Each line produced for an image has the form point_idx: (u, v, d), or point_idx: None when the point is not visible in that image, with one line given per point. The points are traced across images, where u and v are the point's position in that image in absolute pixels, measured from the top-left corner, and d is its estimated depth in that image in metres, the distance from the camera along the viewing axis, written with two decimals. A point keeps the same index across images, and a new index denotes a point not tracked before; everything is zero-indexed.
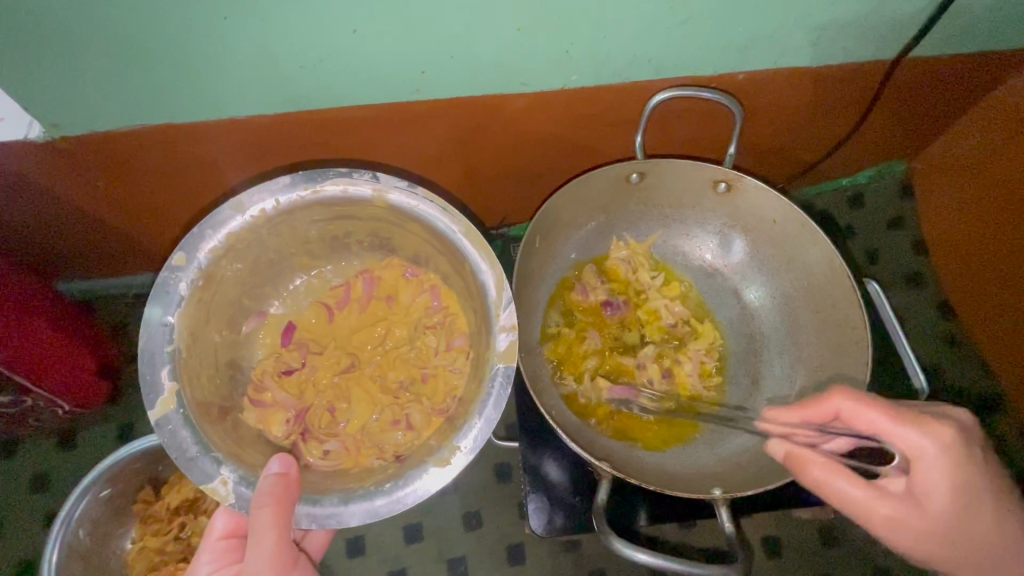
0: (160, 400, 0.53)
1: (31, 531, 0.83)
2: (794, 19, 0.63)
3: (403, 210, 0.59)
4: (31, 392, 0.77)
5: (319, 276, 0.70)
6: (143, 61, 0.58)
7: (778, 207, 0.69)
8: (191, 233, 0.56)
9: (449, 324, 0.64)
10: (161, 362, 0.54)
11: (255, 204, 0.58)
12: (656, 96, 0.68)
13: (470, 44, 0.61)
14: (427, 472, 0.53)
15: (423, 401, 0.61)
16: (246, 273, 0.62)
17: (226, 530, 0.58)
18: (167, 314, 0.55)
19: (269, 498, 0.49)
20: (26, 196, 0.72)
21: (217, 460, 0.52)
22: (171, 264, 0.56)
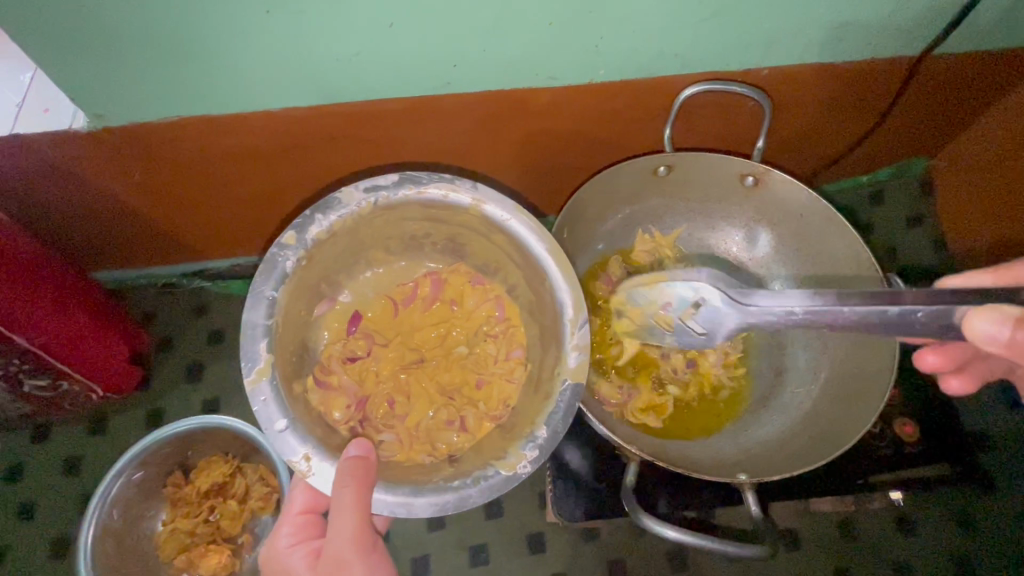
0: (256, 369, 0.54)
1: (63, 512, 0.85)
2: (821, 14, 0.64)
3: (495, 223, 0.59)
4: (65, 374, 0.79)
5: (387, 270, 0.70)
6: (184, 53, 0.60)
7: (806, 201, 0.70)
8: (304, 213, 0.57)
9: (509, 336, 0.65)
10: (261, 333, 0.55)
11: (367, 192, 0.59)
12: (688, 90, 0.70)
13: (500, 37, 0.62)
14: (494, 474, 0.55)
15: (478, 405, 0.63)
16: (334, 259, 0.63)
17: (306, 506, 0.58)
18: (269, 289, 0.56)
19: (349, 480, 0.50)
20: (67, 186, 0.75)
21: (303, 436, 0.54)
22: (282, 241, 0.57)
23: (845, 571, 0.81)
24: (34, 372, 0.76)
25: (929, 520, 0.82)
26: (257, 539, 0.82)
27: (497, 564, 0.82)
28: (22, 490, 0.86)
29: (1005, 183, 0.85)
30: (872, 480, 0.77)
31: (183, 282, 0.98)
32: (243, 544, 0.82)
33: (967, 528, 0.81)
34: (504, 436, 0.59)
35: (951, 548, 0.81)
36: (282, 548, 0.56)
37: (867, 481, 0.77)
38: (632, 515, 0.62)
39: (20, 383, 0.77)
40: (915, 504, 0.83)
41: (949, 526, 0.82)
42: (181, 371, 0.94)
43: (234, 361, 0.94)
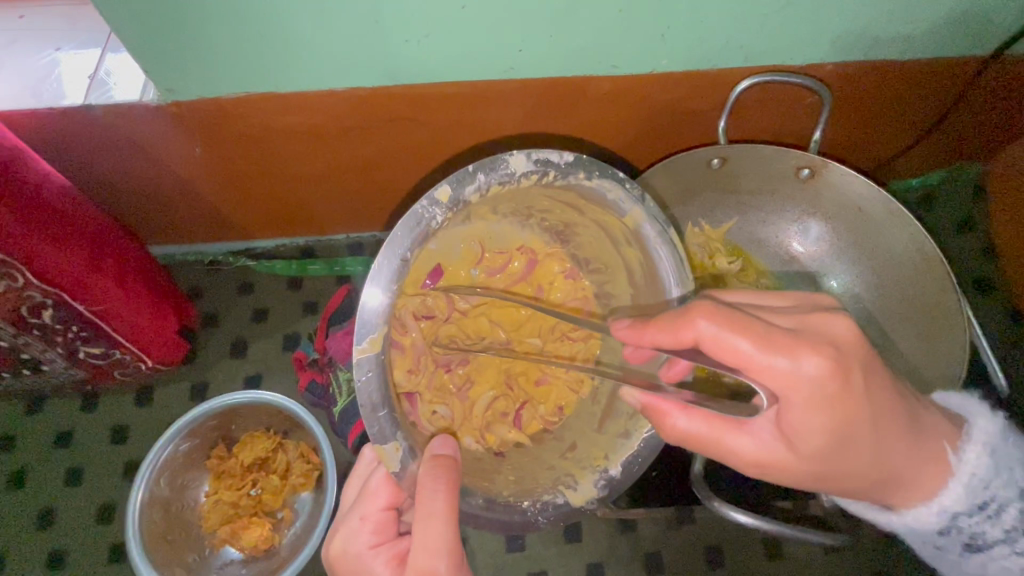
0: (369, 338, 0.50)
1: (110, 479, 0.87)
2: (893, 8, 0.64)
3: (643, 238, 0.59)
4: (119, 343, 0.81)
5: (481, 224, 0.62)
6: (260, 29, 0.61)
7: (867, 191, 0.70)
8: (463, 171, 0.53)
9: (586, 345, 0.69)
10: (387, 295, 0.51)
11: (536, 164, 0.54)
12: (740, 85, 0.69)
13: (570, 22, 0.63)
14: (562, 502, 0.60)
15: (536, 405, 0.68)
16: (461, 216, 0.56)
17: (387, 503, 0.51)
18: (406, 248, 0.51)
19: (441, 483, 0.49)
20: (131, 158, 0.76)
21: (395, 423, 0.52)
22: (434, 196, 0.52)
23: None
24: (90, 339, 0.78)
25: None
26: (297, 515, 0.83)
27: (535, 551, 0.83)
28: (71, 454, 0.88)
29: None
30: None
31: (229, 261, 0.99)
32: (284, 519, 0.83)
33: None
34: (562, 454, 0.65)
35: None
36: (359, 549, 0.50)
37: None
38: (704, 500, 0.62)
39: (77, 349, 0.79)
40: None
41: None
42: (225, 347, 0.95)
43: (278, 340, 0.96)
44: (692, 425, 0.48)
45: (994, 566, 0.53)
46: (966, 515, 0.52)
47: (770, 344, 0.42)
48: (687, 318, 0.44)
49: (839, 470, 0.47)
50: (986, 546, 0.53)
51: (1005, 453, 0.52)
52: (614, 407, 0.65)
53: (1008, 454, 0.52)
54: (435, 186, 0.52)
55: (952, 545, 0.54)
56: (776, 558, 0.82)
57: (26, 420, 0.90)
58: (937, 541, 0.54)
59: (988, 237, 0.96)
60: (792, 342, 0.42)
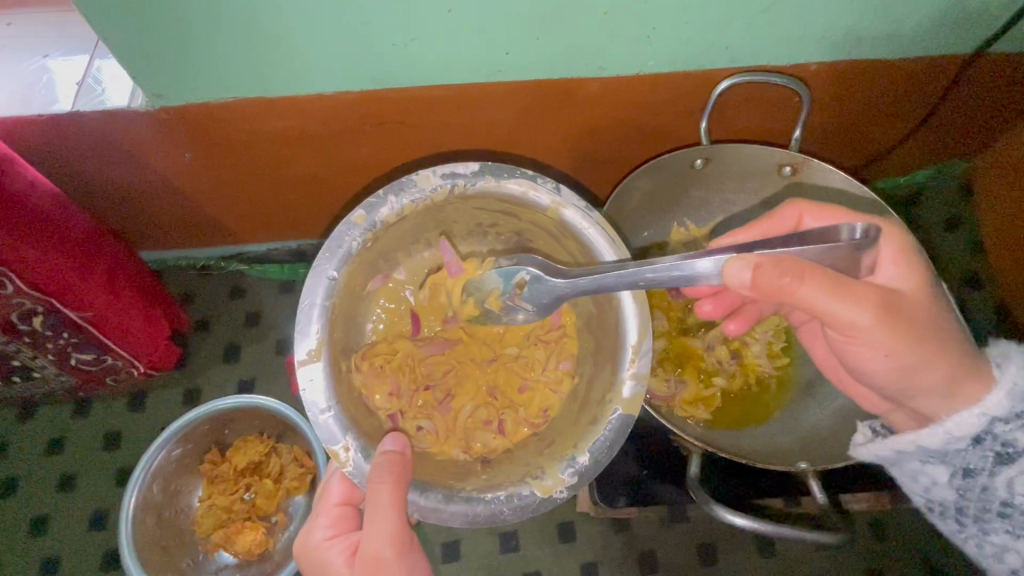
0: (309, 348, 0.53)
1: (103, 485, 0.87)
2: (875, 9, 0.64)
3: (573, 229, 0.57)
4: (111, 348, 0.81)
5: (446, 250, 0.67)
6: (248, 34, 0.61)
7: (847, 189, 0.70)
8: (378, 192, 0.55)
9: (562, 345, 0.65)
10: (316, 314, 0.53)
11: (444, 178, 0.56)
12: (722, 85, 0.70)
13: (556, 25, 0.63)
14: (528, 494, 0.55)
15: (518, 410, 0.63)
16: (396, 238, 0.60)
17: (343, 497, 0.55)
18: (332, 268, 0.54)
19: (387, 475, 0.49)
20: (121, 164, 0.76)
21: (344, 424, 0.52)
22: (350, 220, 0.55)
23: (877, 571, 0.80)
24: (81, 345, 0.78)
25: None
26: (291, 519, 0.83)
27: (528, 551, 0.83)
28: (63, 461, 0.88)
29: None
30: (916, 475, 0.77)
31: (222, 265, 0.99)
32: (278, 523, 0.83)
33: None
34: (540, 450, 0.59)
35: None
36: (318, 540, 0.54)
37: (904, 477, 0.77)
38: (703, 505, 0.62)
39: (67, 355, 0.79)
40: None
41: None
42: (219, 351, 0.95)
43: (271, 344, 0.96)
44: (815, 290, 0.45)
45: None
46: (1003, 422, 0.52)
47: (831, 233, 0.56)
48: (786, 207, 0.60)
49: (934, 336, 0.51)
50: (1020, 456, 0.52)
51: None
52: (588, 397, 0.60)
53: None
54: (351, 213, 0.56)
55: (983, 463, 0.53)
56: (771, 555, 0.82)
57: (18, 428, 0.90)
58: (968, 456, 0.54)
59: (976, 234, 0.97)
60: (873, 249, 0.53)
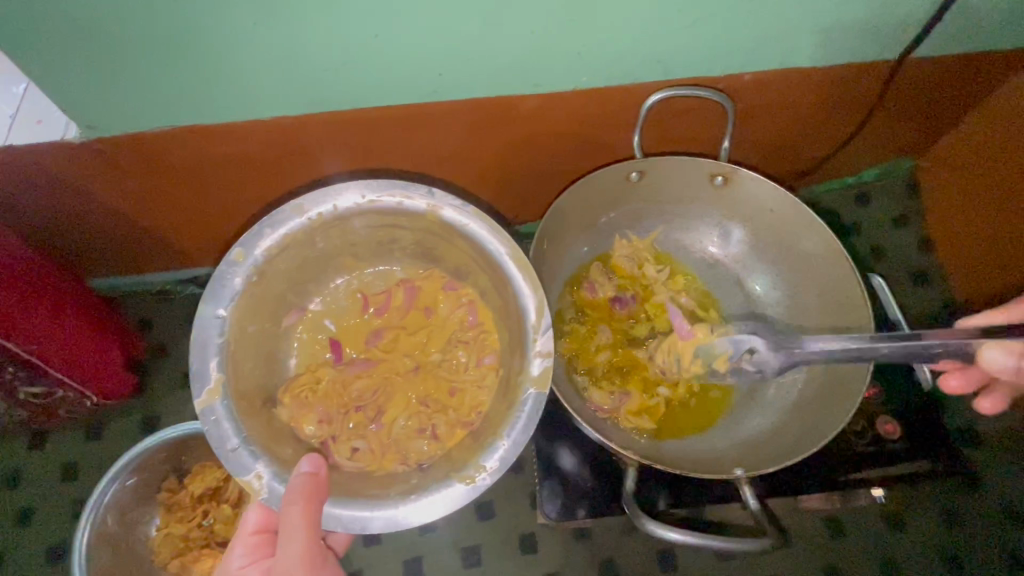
0: (207, 389, 0.57)
1: (59, 518, 0.86)
2: (800, 21, 0.65)
3: (454, 225, 0.61)
4: (61, 381, 0.80)
5: (359, 276, 0.74)
6: (177, 67, 0.61)
7: (775, 196, 0.71)
8: (252, 230, 0.60)
9: (481, 341, 0.68)
10: (212, 351, 0.57)
11: (315, 204, 0.61)
12: (650, 97, 0.71)
13: (485, 46, 0.63)
14: (453, 488, 0.56)
15: (449, 412, 0.66)
16: (295, 271, 0.66)
17: (258, 525, 0.59)
18: (219, 308, 0.58)
19: (299, 496, 0.52)
20: (61, 195, 0.76)
21: (254, 453, 0.56)
22: (230, 259, 0.59)
23: (834, 569, 0.81)
24: (30, 378, 0.77)
25: (916, 515, 0.83)
26: None
27: (489, 565, 0.83)
28: (19, 496, 0.87)
29: (987, 182, 0.87)
30: (857, 477, 0.76)
31: (177, 289, 0.99)
32: None
33: (954, 527, 0.82)
34: (466, 443, 0.62)
35: (943, 548, 0.82)
36: (234, 568, 0.58)
37: (850, 478, 0.76)
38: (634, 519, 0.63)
39: (15, 390, 0.78)
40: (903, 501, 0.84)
41: (936, 525, 0.83)
42: (177, 377, 0.95)
43: None
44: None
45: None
46: None
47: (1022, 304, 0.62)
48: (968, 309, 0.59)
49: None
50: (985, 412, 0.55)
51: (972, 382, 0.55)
52: (507, 382, 0.62)
53: None
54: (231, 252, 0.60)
55: None
56: (728, 559, 0.83)
57: None
58: None
59: (924, 231, 0.99)
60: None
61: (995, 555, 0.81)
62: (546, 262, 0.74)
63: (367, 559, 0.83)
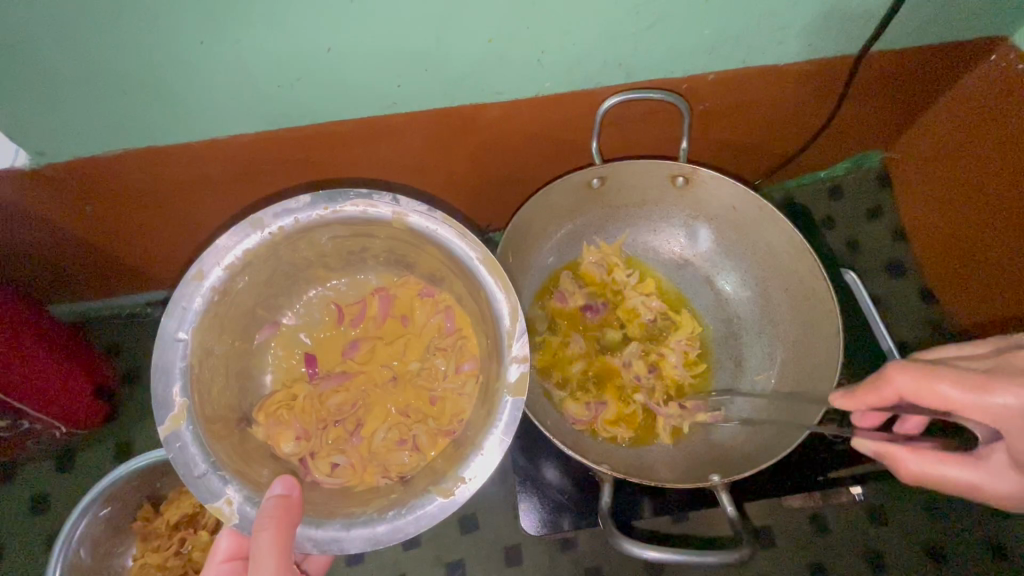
0: (170, 415, 0.54)
1: (33, 552, 0.84)
2: (758, 19, 0.65)
3: (422, 232, 0.60)
4: (26, 414, 0.78)
5: (333, 287, 0.73)
6: (125, 90, 0.60)
7: (737, 194, 0.70)
8: (211, 248, 0.57)
9: (459, 348, 0.66)
10: (176, 376, 0.55)
11: (278, 217, 0.59)
12: (609, 101, 0.70)
13: (441, 56, 0.62)
14: (431, 503, 0.55)
15: (429, 422, 0.65)
16: (261, 286, 0.64)
17: (229, 553, 0.58)
18: (180, 330, 0.56)
19: (269, 520, 0.50)
20: (18, 224, 0.74)
21: (224, 478, 0.54)
22: (189, 277, 0.57)
23: (820, 567, 0.81)
24: None
25: (897, 509, 0.83)
26: None
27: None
28: None
29: (957, 172, 0.88)
30: (833, 475, 0.77)
31: (148, 312, 0.97)
32: None
33: (934, 518, 0.83)
34: (448, 455, 0.60)
35: (926, 542, 0.82)
36: None
37: (827, 477, 0.77)
38: (611, 539, 0.62)
39: None
40: (882, 495, 0.84)
41: (918, 519, 0.83)
42: (148, 402, 0.93)
43: None
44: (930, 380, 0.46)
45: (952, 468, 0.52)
46: None
47: (969, 382, 0.45)
48: (883, 380, 0.48)
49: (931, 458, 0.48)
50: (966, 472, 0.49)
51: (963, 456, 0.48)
52: (488, 386, 0.60)
53: None
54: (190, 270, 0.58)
55: None
56: None
57: None
58: None
59: (897, 221, 1.00)
60: (983, 377, 0.45)
61: (979, 544, 0.82)
62: (515, 271, 0.73)
63: None
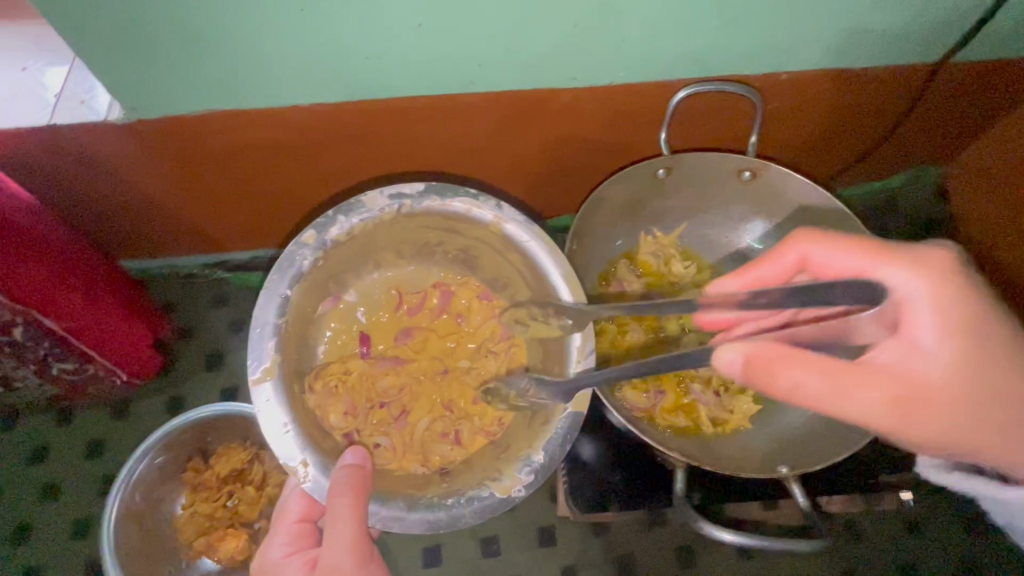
0: (262, 368, 0.57)
1: (86, 494, 0.87)
2: (841, 21, 0.65)
3: (514, 242, 0.63)
4: (93, 359, 0.81)
5: (395, 272, 0.74)
6: (222, 52, 0.62)
7: (803, 190, 0.72)
8: (326, 215, 0.60)
9: (509, 353, 0.69)
10: (270, 332, 0.58)
11: (391, 199, 0.61)
12: (678, 94, 0.72)
13: (526, 37, 0.64)
14: (488, 495, 0.59)
15: (472, 419, 0.68)
16: (348, 258, 0.66)
17: (301, 514, 0.59)
18: (284, 288, 0.59)
19: (347, 486, 0.53)
20: (100, 176, 0.77)
21: (302, 442, 0.57)
22: (301, 239, 0.60)
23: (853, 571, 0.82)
24: (62, 355, 0.78)
25: (936, 522, 0.83)
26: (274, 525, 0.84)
27: (509, 555, 0.84)
28: (47, 470, 0.88)
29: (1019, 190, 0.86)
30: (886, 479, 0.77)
31: (205, 273, 1.00)
32: (260, 529, 0.83)
33: (974, 536, 0.82)
34: (496, 455, 0.64)
35: (962, 554, 0.82)
36: (276, 558, 0.57)
37: (879, 480, 0.77)
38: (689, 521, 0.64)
39: (49, 366, 0.79)
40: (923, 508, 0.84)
41: (956, 533, 0.83)
42: (201, 360, 0.96)
43: None
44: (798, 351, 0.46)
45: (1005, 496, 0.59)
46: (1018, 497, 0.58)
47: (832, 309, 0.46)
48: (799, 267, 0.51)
49: (942, 426, 0.45)
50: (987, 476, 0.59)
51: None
52: (538, 397, 0.64)
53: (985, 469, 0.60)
54: (303, 232, 0.61)
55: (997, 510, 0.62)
56: (748, 558, 0.84)
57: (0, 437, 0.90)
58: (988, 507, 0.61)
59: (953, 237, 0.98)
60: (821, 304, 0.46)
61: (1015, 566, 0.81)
62: (579, 251, 0.74)
63: (387, 546, 0.84)
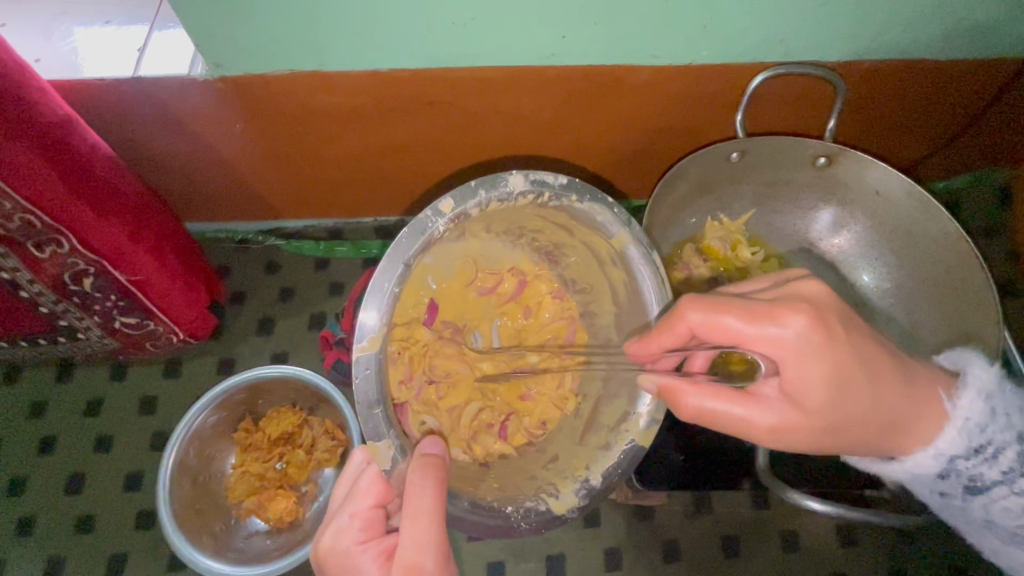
0: (368, 338, 0.54)
1: (138, 448, 0.89)
2: (935, 7, 0.64)
3: (628, 259, 0.63)
4: (155, 315, 0.82)
5: (473, 244, 0.67)
6: (312, 12, 0.62)
7: (885, 180, 0.72)
8: (469, 185, 0.58)
9: (572, 359, 0.73)
10: (384, 298, 0.55)
11: (532, 184, 0.59)
12: (756, 78, 0.71)
13: (615, 9, 0.63)
14: (545, 510, 0.62)
15: (521, 418, 0.72)
16: (461, 229, 0.62)
17: (377, 500, 0.54)
18: (409, 258, 0.56)
19: (432, 476, 0.52)
20: (175, 132, 0.78)
21: (390, 422, 0.55)
22: (438, 208, 0.57)
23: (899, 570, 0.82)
24: (127, 309, 0.79)
25: None
26: (320, 489, 0.85)
27: (552, 535, 0.84)
28: (100, 423, 0.90)
29: None
30: None
31: (259, 239, 1.01)
32: (307, 493, 0.84)
33: None
34: (545, 464, 0.67)
35: None
36: (342, 545, 0.52)
37: None
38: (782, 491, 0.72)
39: (113, 319, 0.81)
40: None
41: None
42: (252, 324, 0.97)
43: (305, 318, 0.98)
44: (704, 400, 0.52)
45: (997, 507, 0.58)
46: (965, 459, 0.56)
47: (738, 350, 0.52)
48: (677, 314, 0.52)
49: (842, 425, 0.51)
50: (987, 489, 0.57)
51: (999, 397, 0.56)
52: (609, 403, 0.68)
53: (1003, 399, 0.56)
54: (439, 199, 0.58)
55: (956, 490, 0.58)
56: (794, 551, 0.83)
57: (57, 387, 0.92)
58: (941, 487, 0.59)
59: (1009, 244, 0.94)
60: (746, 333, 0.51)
61: None
62: (654, 227, 0.74)
63: None
